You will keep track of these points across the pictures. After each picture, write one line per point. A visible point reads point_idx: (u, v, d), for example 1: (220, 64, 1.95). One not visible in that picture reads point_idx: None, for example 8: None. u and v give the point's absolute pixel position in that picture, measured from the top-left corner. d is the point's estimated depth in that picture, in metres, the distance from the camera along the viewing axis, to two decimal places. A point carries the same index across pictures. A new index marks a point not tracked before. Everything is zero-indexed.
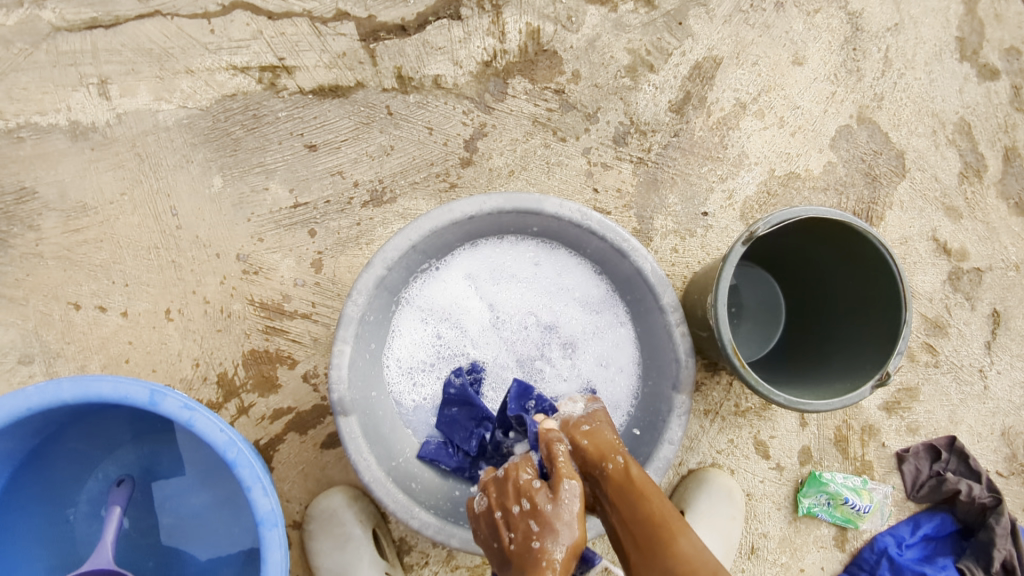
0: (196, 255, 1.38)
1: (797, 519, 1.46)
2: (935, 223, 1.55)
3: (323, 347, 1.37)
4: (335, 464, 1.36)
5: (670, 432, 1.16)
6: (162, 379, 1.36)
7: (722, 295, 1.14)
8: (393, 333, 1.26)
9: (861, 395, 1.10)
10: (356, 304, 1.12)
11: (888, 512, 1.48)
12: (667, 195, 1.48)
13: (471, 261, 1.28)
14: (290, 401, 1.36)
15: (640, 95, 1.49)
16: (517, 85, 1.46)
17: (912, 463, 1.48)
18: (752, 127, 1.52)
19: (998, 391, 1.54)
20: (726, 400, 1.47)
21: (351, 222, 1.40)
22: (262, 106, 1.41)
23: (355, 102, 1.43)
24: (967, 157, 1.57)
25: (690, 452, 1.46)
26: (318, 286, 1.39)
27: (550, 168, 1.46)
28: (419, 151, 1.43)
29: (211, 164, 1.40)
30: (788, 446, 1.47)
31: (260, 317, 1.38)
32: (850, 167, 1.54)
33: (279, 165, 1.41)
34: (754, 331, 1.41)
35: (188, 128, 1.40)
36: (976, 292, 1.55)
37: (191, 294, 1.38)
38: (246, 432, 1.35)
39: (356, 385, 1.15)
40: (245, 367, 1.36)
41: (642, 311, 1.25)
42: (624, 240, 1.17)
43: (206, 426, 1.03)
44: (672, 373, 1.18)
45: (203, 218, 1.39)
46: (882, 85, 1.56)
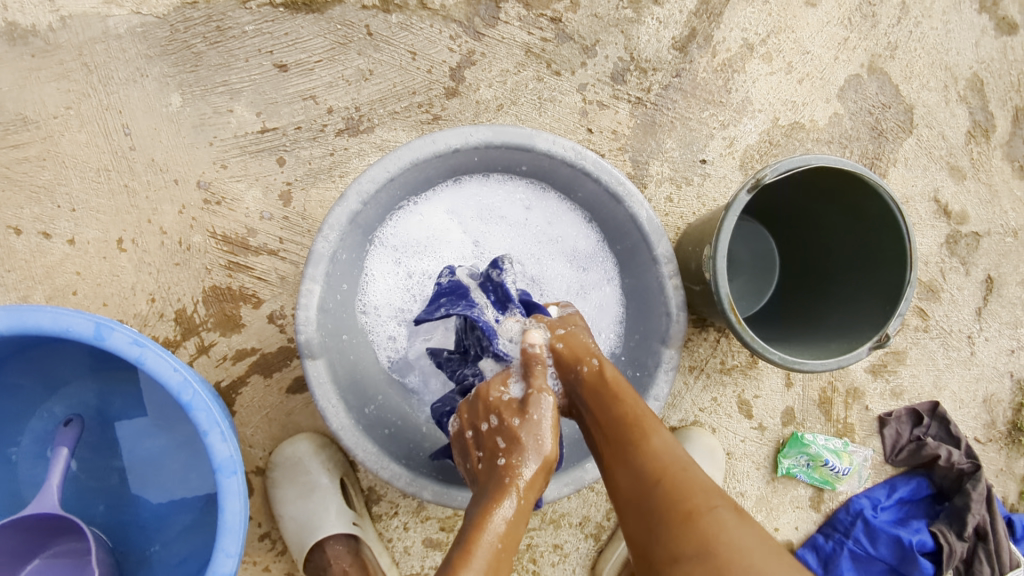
0: (151, 181, 1.27)
1: (775, 479, 1.44)
2: (937, 184, 1.49)
3: (291, 286, 1.28)
4: (301, 409, 1.29)
5: (656, 388, 1.10)
6: (114, 314, 1.26)
7: (723, 245, 1.07)
8: (367, 275, 1.17)
9: (859, 356, 1.06)
10: (327, 240, 1.02)
11: (866, 475, 1.46)
12: (664, 139, 1.39)
13: (453, 200, 1.19)
14: (254, 342, 1.27)
15: (642, 29, 1.38)
16: (510, 10, 1.33)
17: (893, 427, 1.46)
18: (759, 71, 1.42)
19: (984, 357, 1.51)
20: (712, 357, 1.42)
21: (323, 152, 1.29)
22: (226, 17, 1.27)
23: (331, 19, 1.29)
24: (976, 116, 1.50)
25: (672, 409, 1.42)
26: (287, 220, 1.28)
27: (542, 104, 1.35)
28: (400, 78, 1.31)
29: (168, 80, 1.27)
30: (772, 406, 1.44)
31: (222, 252, 1.27)
32: (857, 120, 1.46)
33: (245, 85, 1.28)
34: (746, 287, 1.35)
35: (142, 37, 1.26)
36: (973, 257, 1.50)
37: (147, 223, 1.26)
38: (206, 374, 1.27)
39: (325, 328, 1.07)
40: (206, 304, 1.27)
41: (632, 261, 1.18)
42: (619, 183, 1.09)
43: (158, 365, 0.94)
44: (661, 327, 1.12)
45: (159, 141, 1.27)
46: (897, 33, 1.47)
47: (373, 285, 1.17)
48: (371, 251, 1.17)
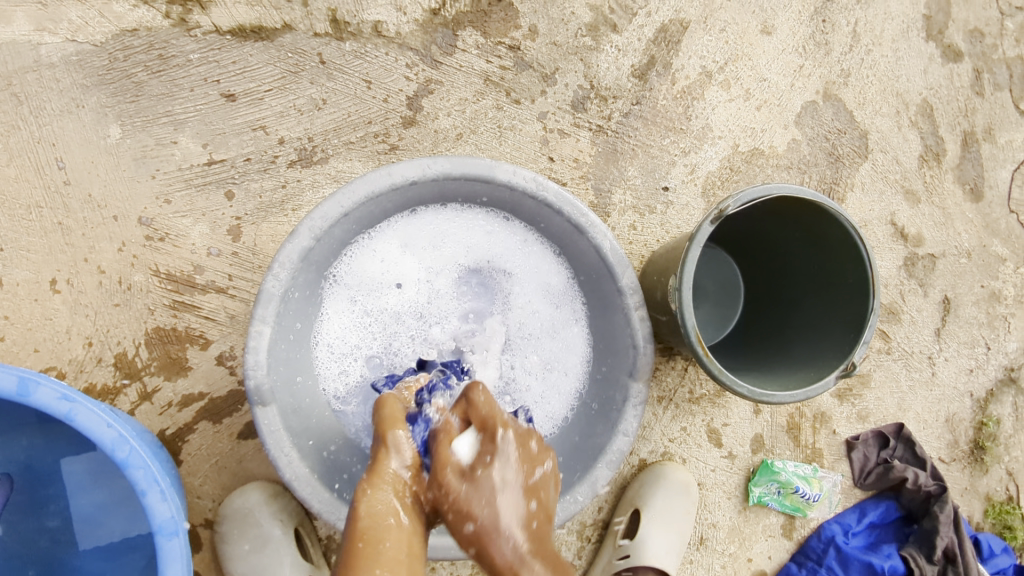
0: (88, 217, 1.19)
1: (747, 508, 1.42)
2: (894, 207, 1.51)
3: (241, 325, 1.21)
4: (254, 456, 1.21)
5: (625, 423, 1.07)
6: (47, 360, 1.17)
7: (688, 276, 1.05)
8: (321, 311, 1.12)
9: (826, 386, 1.04)
10: (276, 279, 0.97)
11: (836, 500, 1.45)
12: (626, 167, 1.37)
13: (411, 232, 1.15)
14: (202, 386, 1.20)
15: (602, 57, 1.37)
16: (468, 38, 1.31)
17: (861, 450, 1.45)
18: (717, 98, 1.43)
19: (945, 378, 1.52)
20: (680, 387, 1.40)
21: (275, 185, 1.24)
22: (169, 45, 1.22)
23: (282, 47, 1.25)
24: (928, 141, 1.53)
25: (642, 441, 1.39)
26: (236, 256, 1.22)
27: (502, 133, 1.33)
28: (355, 107, 1.27)
29: (107, 111, 1.20)
30: (741, 434, 1.42)
31: (166, 291, 1.20)
32: (814, 146, 1.47)
33: (190, 116, 1.22)
34: (712, 314, 1.34)
35: (78, 66, 1.19)
36: (929, 278, 1.52)
37: (83, 262, 1.19)
38: (149, 422, 1.19)
39: (277, 371, 1.01)
40: (148, 347, 1.19)
41: (597, 294, 1.15)
42: (582, 214, 1.06)
43: (89, 421, 0.87)
44: (628, 361, 1.09)
45: (97, 175, 1.20)
46: (849, 60, 1.50)
47: (327, 322, 1.12)
48: (326, 286, 1.11)
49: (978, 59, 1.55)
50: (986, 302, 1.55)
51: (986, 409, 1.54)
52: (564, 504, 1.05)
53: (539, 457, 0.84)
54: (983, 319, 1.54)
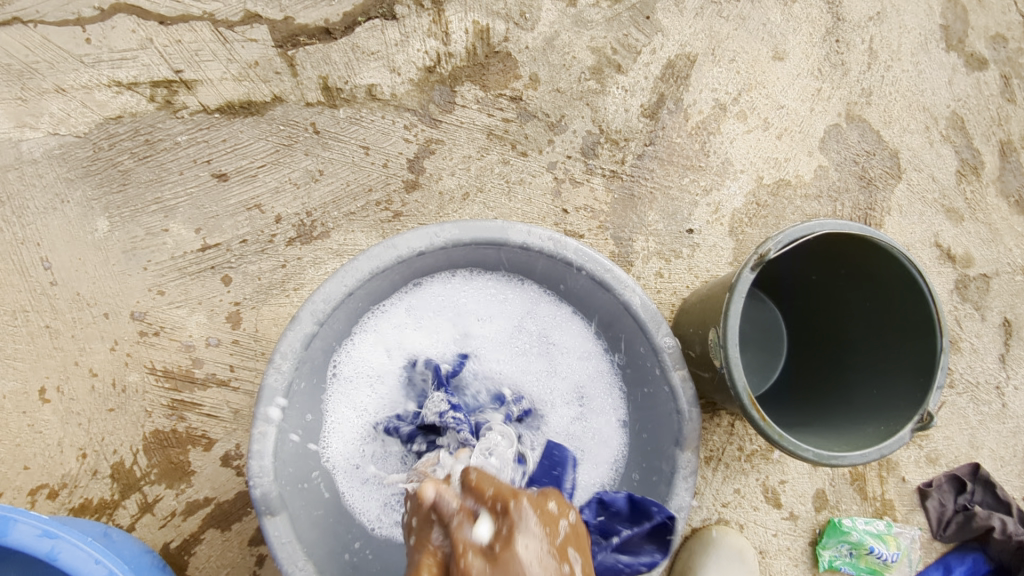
0: (77, 317, 1.11)
1: (817, 575, 1.27)
2: (936, 228, 1.40)
3: (245, 421, 1.11)
4: (268, 565, 1.10)
5: (676, 499, 0.94)
6: (38, 477, 1.08)
7: (731, 330, 0.94)
8: (331, 399, 1.01)
9: (901, 441, 0.92)
10: (279, 372, 0.88)
11: (915, 558, 1.30)
12: (645, 212, 1.28)
13: (418, 302, 1.06)
14: (207, 491, 1.09)
15: (609, 99, 1.30)
16: (467, 92, 1.24)
17: (936, 498, 1.31)
18: (735, 130, 1.34)
19: (1018, 408, 1.38)
20: (729, 444, 1.27)
21: (274, 265, 1.16)
22: (156, 129, 1.16)
23: (273, 120, 1.19)
24: (963, 154, 1.43)
25: (693, 509, 1.26)
26: (236, 345, 1.13)
27: (510, 188, 1.25)
28: (353, 175, 1.20)
29: (93, 204, 1.14)
30: (802, 492, 1.28)
31: (164, 390, 1.11)
32: (843, 171, 1.38)
33: (180, 201, 1.15)
34: (755, 363, 1.23)
35: (61, 159, 1.14)
36: (985, 301, 1.40)
37: (73, 365, 1.10)
38: (151, 536, 1.08)
39: (286, 474, 0.91)
40: (147, 453, 1.09)
41: (628, 353, 1.04)
42: (606, 270, 0.96)
43: (74, 559, 0.77)
44: (673, 427, 0.98)
45: (85, 271, 1.12)
46: (869, 79, 1.41)
47: (336, 414, 1.01)
48: (330, 373, 1.01)
49: (1004, 65, 1.46)
50: None
51: None
52: None
53: None
54: None
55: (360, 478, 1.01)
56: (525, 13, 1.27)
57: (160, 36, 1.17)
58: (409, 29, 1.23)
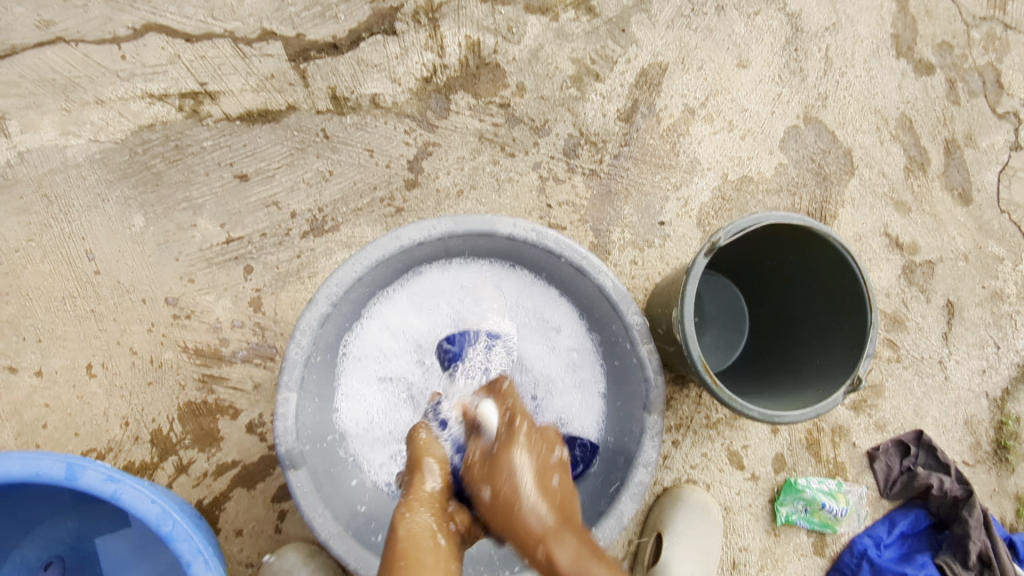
0: (118, 302, 1.26)
1: (776, 528, 1.43)
2: (885, 219, 1.55)
3: (267, 393, 1.27)
4: (289, 519, 1.25)
5: (645, 455, 1.09)
6: (87, 442, 1.23)
7: (688, 308, 1.09)
8: (345, 375, 1.17)
9: (835, 402, 1.07)
10: (299, 346, 1.02)
11: (864, 513, 1.46)
12: (621, 206, 1.43)
13: (417, 291, 1.21)
14: (234, 454, 1.25)
15: (588, 105, 1.44)
16: (461, 100, 1.39)
17: (883, 460, 1.46)
18: (702, 131, 1.49)
19: (958, 380, 1.54)
20: (696, 413, 1.43)
21: (290, 255, 1.30)
22: (184, 135, 1.30)
23: (288, 127, 1.33)
24: (911, 152, 1.58)
25: (665, 471, 1.41)
26: (258, 326, 1.28)
27: (500, 185, 1.39)
28: (360, 175, 1.34)
29: (130, 202, 1.28)
30: (762, 455, 1.44)
31: (195, 365, 1.26)
32: (801, 167, 1.52)
33: (207, 199, 1.30)
34: (719, 339, 1.38)
35: (101, 163, 1.28)
36: (930, 284, 1.55)
37: (116, 345, 1.25)
38: (186, 494, 1.23)
39: (306, 435, 1.06)
40: (181, 421, 1.24)
41: (605, 330, 1.19)
42: (583, 257, 1.10)
43: (134, 498, 0.92)
44: (643, 393, 1.12)
45: (124, 261, 1.27)
46: (825, 84, 1.56)
47: (349, 389, 1.17)
48: (343, 352, 1.16)
49: (950, 70, 1.61)
50: (989, 302, 1.57)
51: (1004, 407, 1.55)
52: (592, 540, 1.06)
53: (566, 490, 0.93)
54: (988, 319, 1.57)
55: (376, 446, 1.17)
56: (512, 28, 1.42)
57: (187, 52, 1.31)
58: (408, 44, 1.38)
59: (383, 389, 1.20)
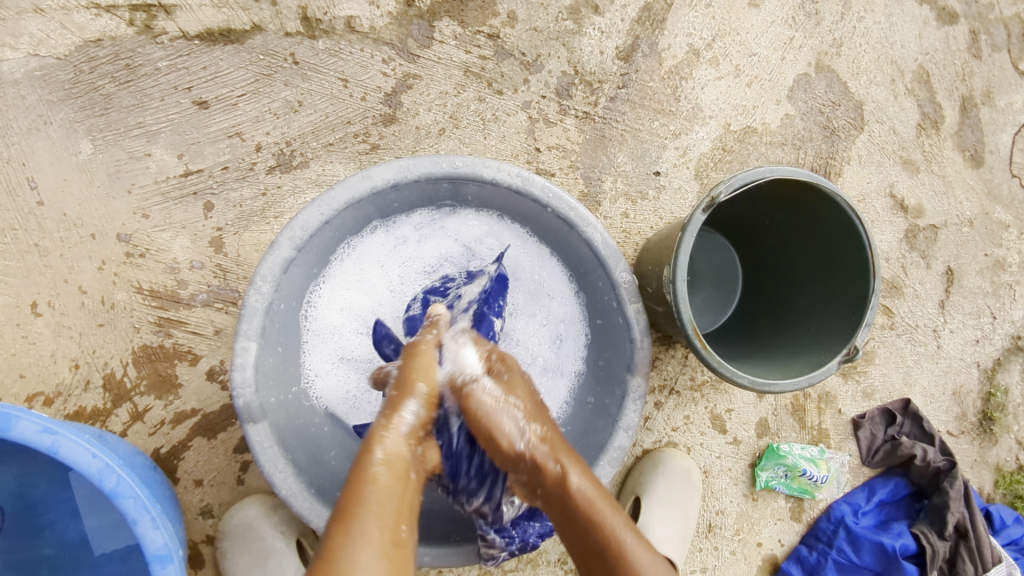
0: (64, 237, 1.16)
1: (754, 493, 1.40)
2: (892, 178, 1.47)
3: (229, 339, 1.19)
4: (251, 471, 1.20)
5: (625, 419, 1.04)
6: (34, 385, 1.15)
7: (682, 267, 1.01)
8: (307, 344, 1.09)
9: (828, 372, 1.01)
10: (259, 292, 0.94)
11: (844, 480, 1.43)
12: (615, 153, 1.33)
13: (381, 242, 1.11)
14: (193, 402, 1.18)
15: (585, 40, 1.32)
16: (445, 28, 1.26)
17: (867, 429, 1.43)
18: (706, 76, 1.38)
19: (951, 349, 1.49)
20: (681, 374, 1.37)
21: (254, 193, 1.20)
22: (136, 54, 1.18)
23: (252, 50, 1.20)
24: (925, 108, 1.48)
25: (645, 432, 1.37)
26: (219, 268, 1.19)
27: (485, 125, 1.29)
28: (332, 108, 1.23)
29: (76, 126, 1.17)
30: (745, 419, 1.39)
31: (151, 308, 1.17)
32: (808, 120, 1.43)
33: (162, 126, 1.19)
34: (710, 300, 1.31)
35: (42, 81, 1.15)
36: (931, 250, 1.48)
37: (63, 283, 1.16)
38: (142, 442, 1.17)
39: (267, 387, 0.98)
40: (136, 366, 1.17)
41: (588, 285, 1.12)
42: (571, 208, 1.02)
43: (73, 452, 0.84)
44: (626, 354, 1.06)
45: (70, 192, 1.17)
46: (841, 29, 1.45)
47: (313, 359, 1.09)
48: (303, 313, 1.07)
49: (974, 21, 1.49)
50: (990, 270, 1.51)
51: (994, 379, 1.51)
52: None
53: None
54: (987, 289, 1.51)
55: (358, 415, 1.12)
56: None
57: None
58: None
59: (338, 347, 1.11)
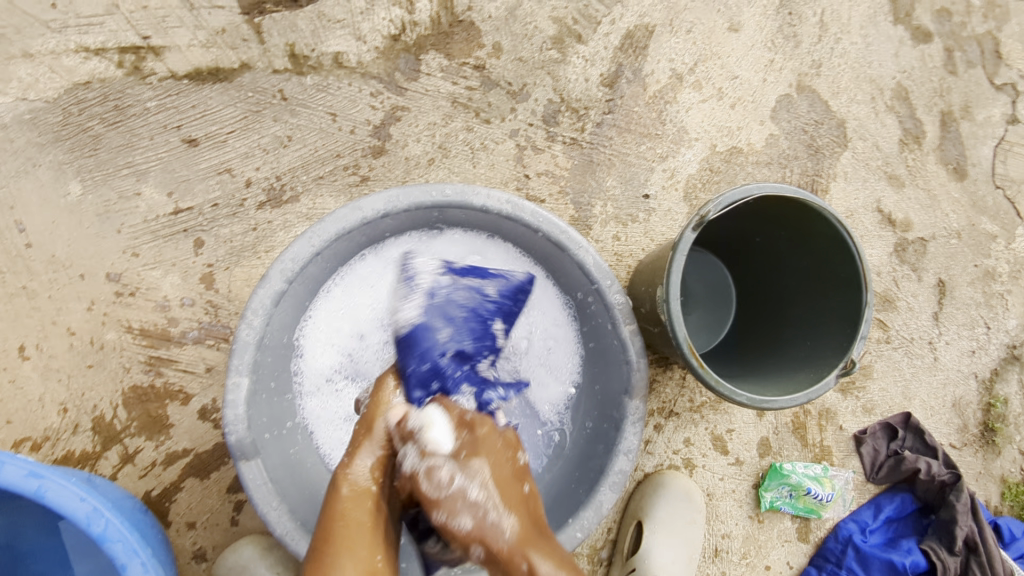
0: (53, 278, 1.15)
1: (760, 514, 1.38)
2: (878, 194, 1.49)
3: (221, 376, 1.17)
4: (245, 511, 1.17)
5: (625, 442, 1.03)
6: (21, 430, 1.13)
7: (674, 286, 1.01)
8: (298, 386, 1.07)
9: (826, 386, 1.00)
10: (250, 327, 0.93)
11: (849, 498, 1.41)
12: (604, 177, 1.34)
13: (369, 271, 1.09)
14: (185, 442, 1.15)
15: (569, 68, 1.34)
16: (431, 61, 1.28)
17: (870, 444, 1.42)
18: (690, 100, 1.40)
19: (948, 361, 1.49)
20: (680, 396, 1.36)
21: (245, 228, 1.20)
22: (125, 95, 1.18)
23: (241, 87, 1.22)
24: (906, 124, 1.51)
25: (646, 456, 1.35)
26: (211, 305, 1.18)
27: (474, 154, 1.30)
28: (322, 141, 1.24)
29: (65, 168, 1.17)
30: (747, 439, 1.38)
31: (141, 347, 1.16)
32: (793, 139, 1.45)
33: (151, 165, 1.19)
34: (704, 320, 1.31)
35: (32, 124, 1.16)
36: (922, 263, 1.49)
37: (51, 324, 1.15)
38: (133, 485, 1.14)
39: (259, 422, 0.97)
40: (126, 408, 1.15)
41: (582, 305, 1.11)
42: (562, 231, 1.02)
43: (61, 497, 0.81)
44: (623, 377, 1.05)
45: (59, 233, 1.16)
46: (819, 51, 1.48)
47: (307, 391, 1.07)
48: (295, 347, 1.06)
49: (948, 39, 1.53)
50: (981, 281, 1.52)
51: (992, 389, 1.50)
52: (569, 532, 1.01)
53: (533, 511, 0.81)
54: (980, 299, 1.52)
55: None
56: None
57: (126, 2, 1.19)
58: None
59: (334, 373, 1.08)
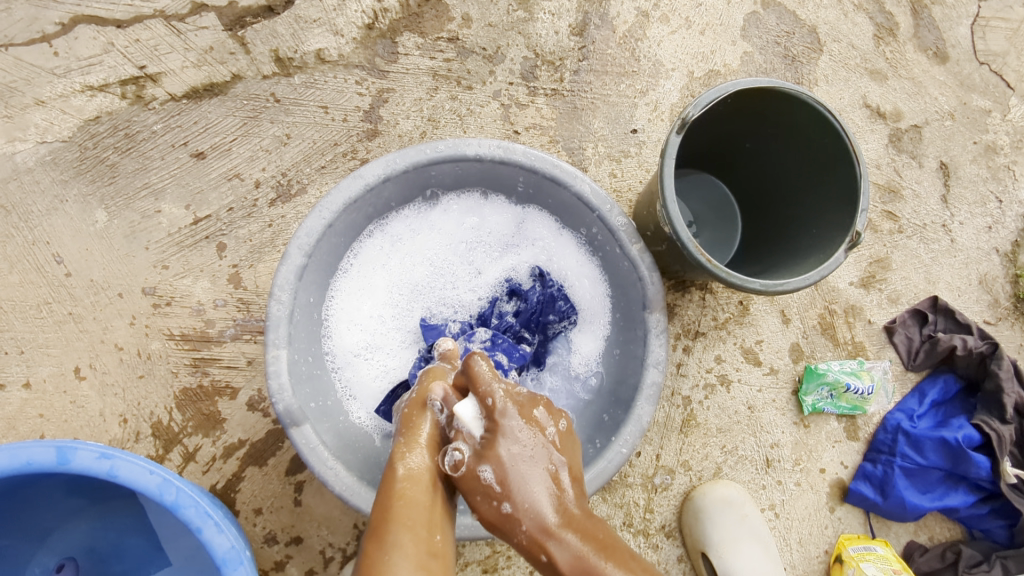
0: (95, 301, 1.23)
1: (804, 419, 1.39)
2: (863, 90, 1.50)
3: (262, 367, 1.23)
4: (306, 490, 1.22)
5: (653, 354, 1.05)
6: None
7: (671, 195, 1.04)
8: (332, 363, 1.12)
9: (837, 262, 1.02)
10: (280, 302, 0.98)
11: (892, 389, 1.41)
12: (590, 121, 1.39)
13: (379, 245, 1.16)
14: (239, 433, 1.21)
15: (538, 25, 1.40)
16: (407, 42, 1.35)
17: (902, 333, 1.42)
18: (660, 33, 1.44)
19: (966, 241, 1.49)
20: (703, 316, 1.38)
21: (261, 226, 1.27)
22: (132, 122, 1.27)
23: (236, 97, 1.29)
24: (877, 19, 1.52)
25: (680, 380, 1.37)
26: (242, 302, 1.25)
27: (463, 121, 1.35)
28: (319, 134, 1.30)
29: (89, 199, 1.25)
30: (777, 348, 1.39)
31: (185, 351, 1.23)
32: (767, 53, 1.48)
33: (166, 182, 1.27)
34: (713, 240, 1.33)
35: (53, 164, 1.25)
36: (920, 149, 1.50)
37: (100, 344, 1.22)
38: (198, 480, 1.20)
39: (303, 392, 1.02)
40: (181, 409, 1.21)
41: (585, 237, 1.16)
42: (554, 166, 1.07)
43: (132, 472, 0.88)
44: (639, 294, 1.08)
45: (94, 259, 1.24)
46: None
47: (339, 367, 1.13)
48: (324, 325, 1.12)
49: None
50: (983, 157, 1.52)
51: (1016, 260, 1.50)
52: (614, 449, 1.03)
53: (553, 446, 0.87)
54: (986, 175, 1.52)
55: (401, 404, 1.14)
56: None
57: (119, 38, 1.28)
58: None
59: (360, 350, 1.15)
